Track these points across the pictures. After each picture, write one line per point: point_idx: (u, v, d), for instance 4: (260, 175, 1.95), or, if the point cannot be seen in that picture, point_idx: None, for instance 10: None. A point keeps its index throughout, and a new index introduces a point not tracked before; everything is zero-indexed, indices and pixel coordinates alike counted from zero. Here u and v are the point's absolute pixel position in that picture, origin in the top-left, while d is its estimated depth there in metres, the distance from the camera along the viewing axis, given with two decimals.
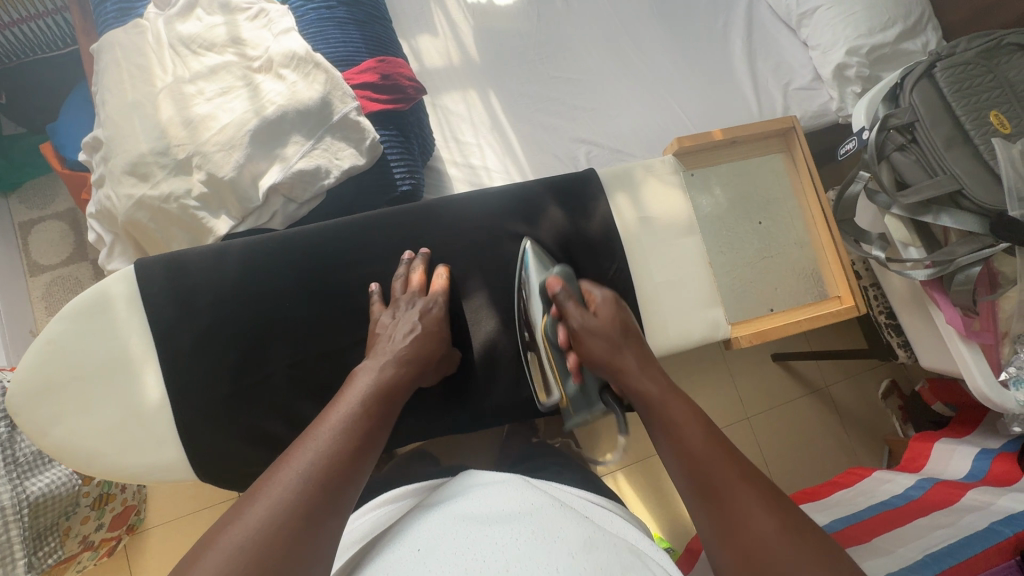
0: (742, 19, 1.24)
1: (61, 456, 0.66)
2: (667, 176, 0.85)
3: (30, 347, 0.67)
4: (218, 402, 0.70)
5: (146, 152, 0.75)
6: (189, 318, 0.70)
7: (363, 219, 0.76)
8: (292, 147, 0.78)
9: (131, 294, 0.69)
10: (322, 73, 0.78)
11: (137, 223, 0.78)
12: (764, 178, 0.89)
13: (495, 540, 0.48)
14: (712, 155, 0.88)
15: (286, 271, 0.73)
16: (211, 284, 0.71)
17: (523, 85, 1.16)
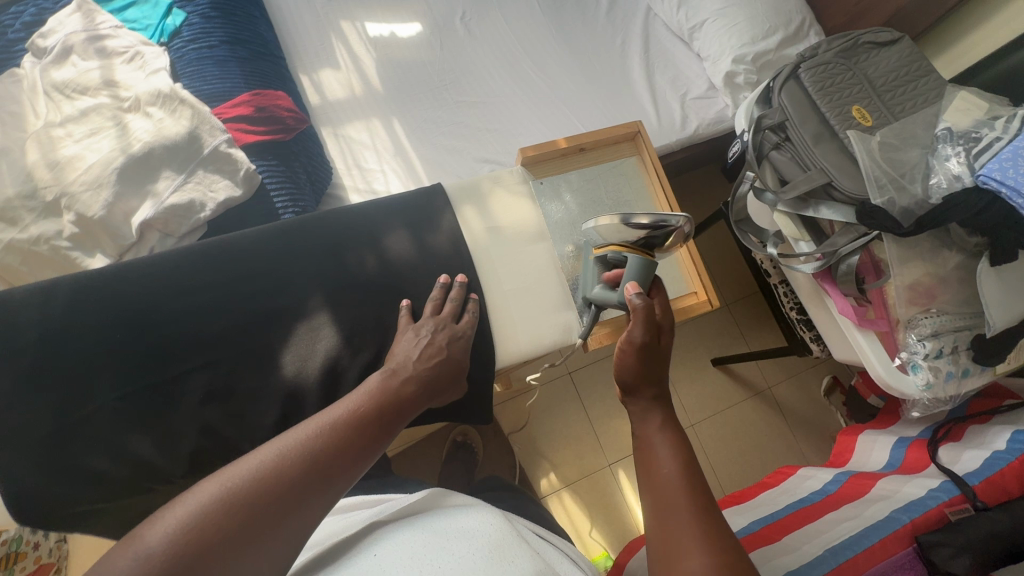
0: (639, 36, 1.29)
1: None
2: (515, 186, 0.85)
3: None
4: (58, 445, 0.67)
5: (12, 196, 0.76)
6: (21, 359, 0.67)
7: (225, 245, 0.76)
8: (163, 183, 0.78)
9: None
10: (188, 108, 0.79)
11: (7, 267, 0.77)
12: (615, 182, 0.91)
13: (415, 562, 0.47)
14: (562, 163, 0.90)
15: (133, 304, 0.72)
16: (48, 323, 0.69)
17: (427, 110, 1.18)
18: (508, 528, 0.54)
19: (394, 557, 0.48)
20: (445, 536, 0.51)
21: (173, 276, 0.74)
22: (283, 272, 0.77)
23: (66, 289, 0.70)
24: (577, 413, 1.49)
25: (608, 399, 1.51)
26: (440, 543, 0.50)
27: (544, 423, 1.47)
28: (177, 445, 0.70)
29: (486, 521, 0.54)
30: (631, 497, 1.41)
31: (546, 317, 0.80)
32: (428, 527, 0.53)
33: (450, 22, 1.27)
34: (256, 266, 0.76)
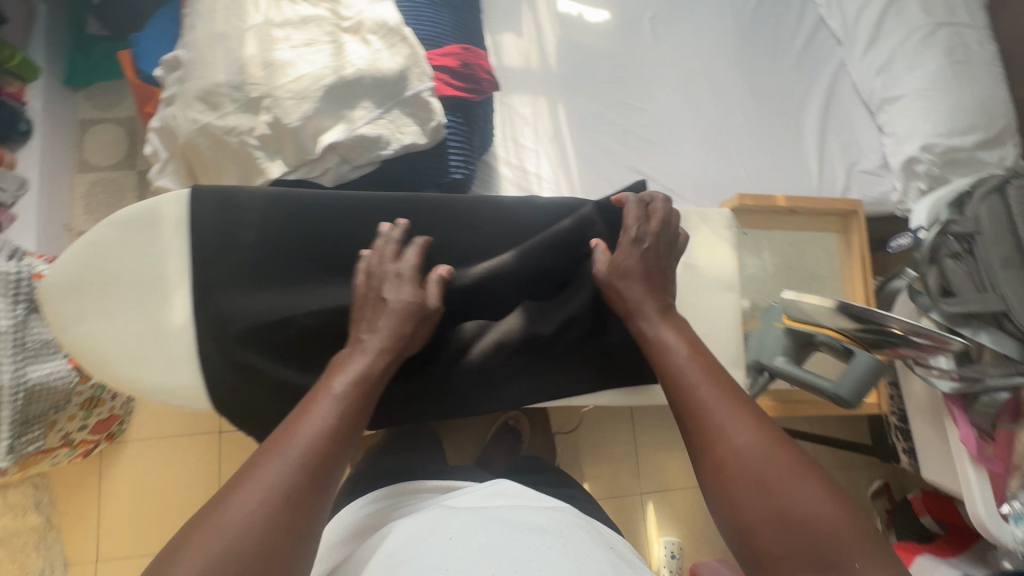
0: (823, 90, 1.23)
1: (78, 353, 0.68)
2: (721, 229, 0.73)
3: (70, 244, 0.68)
4: (251, 350, 0.70)
5: (221, 83, 0.78)
6: (231, 258, 0.69)
7: (421, 200, 0.74)
8: (360, 111, 0.79)
9: (181, 219, 0.69)
10: (406, 46, 0.79)
11: (196, 148, 0.80)
12: (813, 253, 0.87)
13: (491, 546, 0.57)
14: (769, 219, 0.86)
15: (337, 233, 0.72)
16: (258, 231, 0.70)
17: (593, 103, 1.16)
18: (574, 525, 0.65)
19: (465, 537, 0.58)
20: (518, 526, 0.61)
21: (367, 213, 0.72)
22: (462, 239, 0.76)
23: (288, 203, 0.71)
24: (625, 433, 1.49)
25: (658, 431, 1.51)
26: (508, 530, 0.60)
27: (593, 434, 1.47)
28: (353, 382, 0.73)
29: (560, 520, 0.64)
30: (653, 531, 1.42)
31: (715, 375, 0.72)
32: (495, 516, 0.63)
33: (638, 19, 1.22)
34: (459, 229, 0.76)
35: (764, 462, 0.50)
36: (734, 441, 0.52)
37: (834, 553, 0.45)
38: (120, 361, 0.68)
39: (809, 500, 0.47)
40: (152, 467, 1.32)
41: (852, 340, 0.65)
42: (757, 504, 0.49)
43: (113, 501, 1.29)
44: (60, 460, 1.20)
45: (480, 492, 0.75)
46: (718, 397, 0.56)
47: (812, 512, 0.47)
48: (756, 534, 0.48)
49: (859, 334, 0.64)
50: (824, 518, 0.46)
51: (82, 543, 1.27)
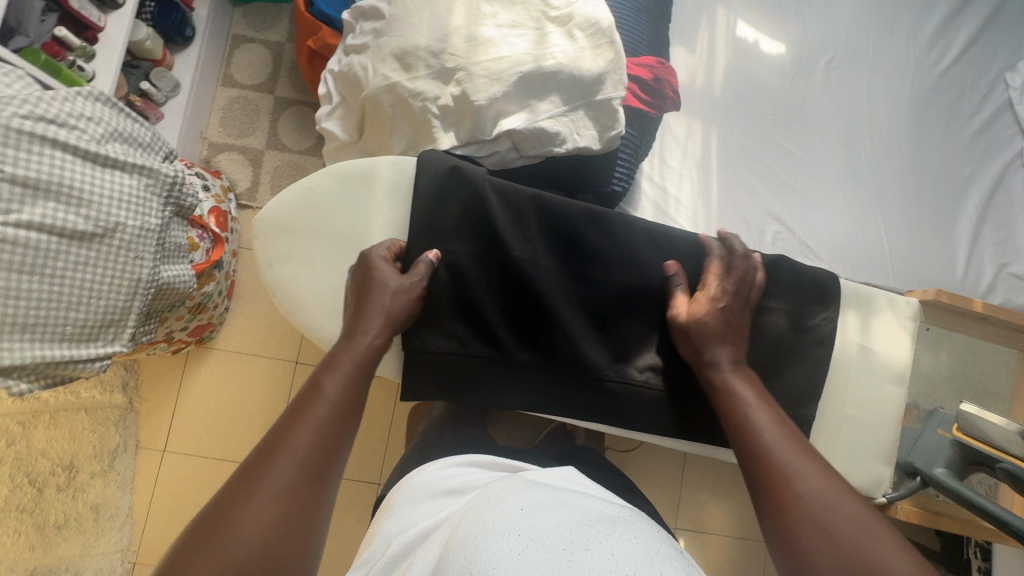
0: (993, 179, 1.15)
1: (270, 290, 0.72)
2: (904, 319, 0.76)
3: (290, 187, 0.73)
4: (450, 314, 0.71)
5: (421, 46, 0.78)
6: (449, 226, 0.72)
7: (628, 220, 0.76)
8: (545, 104, 0.78)
9: (394, 182, 0.73)
10: (612, 51, 0.77)
11: (378, 103, 0.81)
12: (987, 367, 0.83)
13: (563, 522, 0.55)
14: (956, 321, 0.82)
15: (550, 233, 0.74)
16: (482, 209, 0.72)
17: (748, 137, 1.12)
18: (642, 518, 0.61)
19: (534, 510, 0.57)
20: (590, 510, 0.58)
21: (582, 218, 0.74)
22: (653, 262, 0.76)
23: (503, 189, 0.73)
24: (674, 466, 1.48)
25: (706, 472, 1.49)
26: (576, 510, 0.58)
27: (643, 458, 1.47)
28: (535, 375, 0.73)
29: (634, 519, 0.59)
30: None
31: (863, 460, 0.73)
32: (565, 495, 0.61)
33: (814, 60, 1.17)
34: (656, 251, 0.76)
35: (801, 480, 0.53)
36: (779, 461, 0.55)
37: None
38: (304, 306, 0.71)
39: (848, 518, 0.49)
40: (226, 378, 1.38)
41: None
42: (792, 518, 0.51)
43: (188, 400, 1.36)
44: (156, 351, 1.27)
45: (552, 475, 0.72)
46: (781, 438, 0.57)
47: (853, 530, 0.48)
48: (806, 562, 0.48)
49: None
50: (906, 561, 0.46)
51: (154, 431, 1.34)
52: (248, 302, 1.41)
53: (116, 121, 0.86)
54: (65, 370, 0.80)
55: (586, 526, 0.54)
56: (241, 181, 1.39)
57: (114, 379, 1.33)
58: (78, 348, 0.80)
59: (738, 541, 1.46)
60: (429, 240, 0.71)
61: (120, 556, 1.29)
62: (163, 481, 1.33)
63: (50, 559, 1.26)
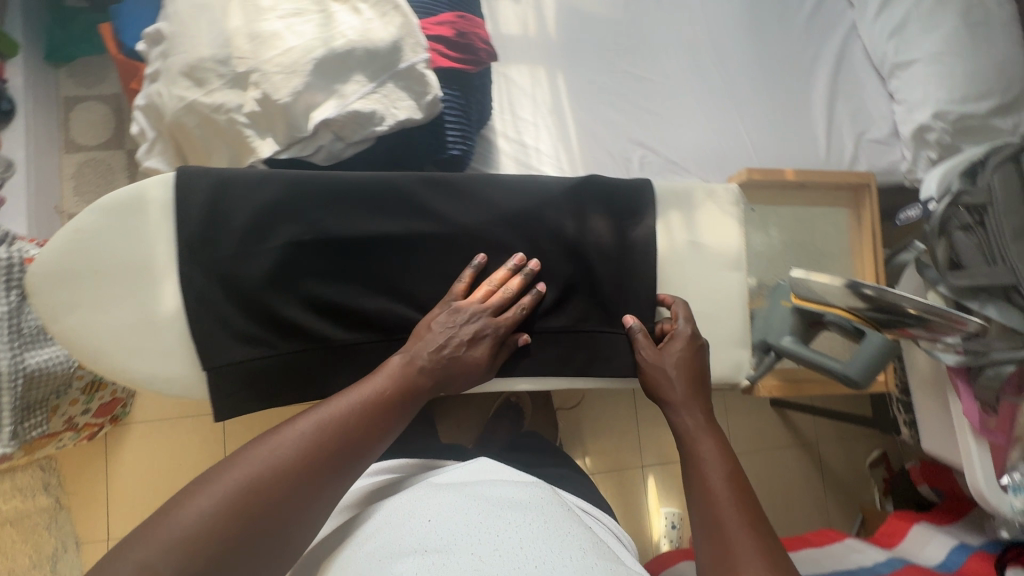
0: (834, 55, 1.19)
1: (66, 345, 0.64)
2: (728, 207, 0.78)
3: (56, 229, 0.64)
4: (253, 324, 0.67)
5: (206, 57, 0.74)
6: (226, 228, 0.65)
7: (424, 178, 0.71)
8: (352, 86, 0.75)
9: (167, 201, 0.65)
10: (400, 16, 0.75)
11: (183, 126, 0.78)
12: (824, 230, 0.90)
13: (466, 526, 0.54)
14: (779, 196, 0.88)
15: (338, 212, 0.68)
16: (258, 202, 0.66)
17: (593, 72, 1.11)
18: (550, 497, 0.61)
19: (446, 515, 0.56)
20: (498, 504, 0.58)
21: (370, 187, 0.69)
22: (464, 211, 0.71)
23: (279, 180, 0.67)
24: (625, 409, 1.49)
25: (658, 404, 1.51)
26: (485, 507, 0.57)
27: (593, 410, 1.48)
28: (358, 358, 0.69)
29: (542, 498, 0.60)
30: (653, 503, 1.45)
31: (720, 350, 0.75)
32: (475, 493, 0.60)
33: None
34: (466, 203, 0.72)
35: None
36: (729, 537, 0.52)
37: None
38: (109, 353, 0.64)
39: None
40: (154, 450, 1.32)
41: (863, 320, 0.68)
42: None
43: (119, 483, 1.30)
44: (65, 443, 1.20)
45: (465, 470, 0.71)
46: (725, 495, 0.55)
47: None
48: None
49: (870, 311, 0.67)
50: None
51: (93, 522, 1.29)
52: None
53: None
54: None
55: (490, 528, 0.53)
56: None
57: None
58: None
59: None
60: (211, 248, 0.65)
61: None
62: None
63: None
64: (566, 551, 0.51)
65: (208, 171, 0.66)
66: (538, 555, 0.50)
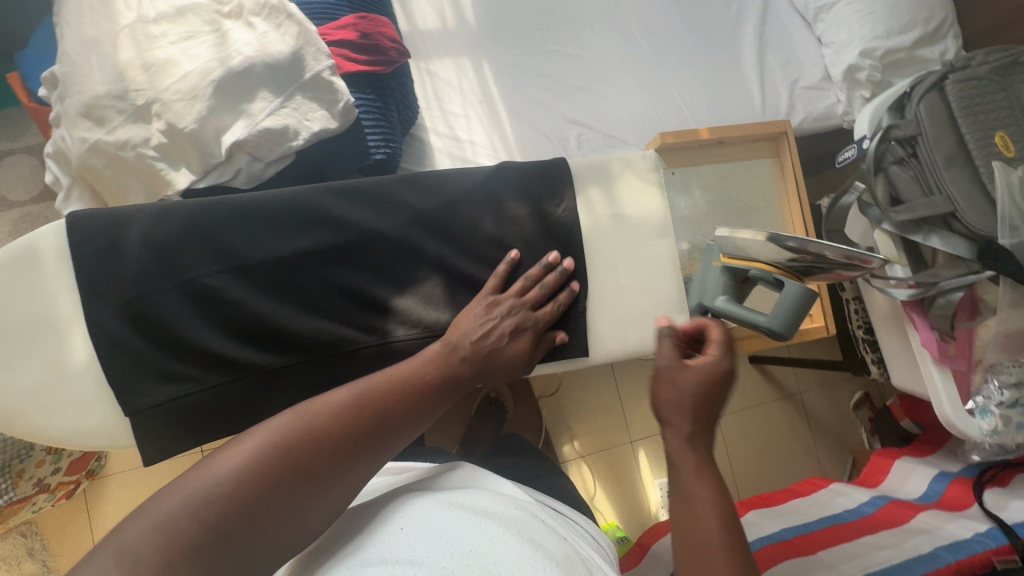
0: (758, 7, 1.18)
1: None
2: (646, 173, 0.78)
3: None
4: (179, 359, 0.66)
5: (102, 94, 0.72)
6: (130, 269, 0.64)
7: (336, 188, 0.70)
8: (258, 104, 0.73)
9: (61, 250, 0.63)
10: (295, 25, 0.73)
11: (92, 169, 0.75)
12: (747, 183, 0.89)
13: (447, 540, 0.45)
14: (696, 155, 0.87)
15: (250, 234, 0.68)
16: (159, 239, 0.65)
17: (519, 56, 1.10)
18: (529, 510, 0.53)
19: (424, 529, 0.46)
20: (482, 516, 0.49)
21: (279, 205, 0.69)
22: (376, 217, 0.71)
23: (185, 210, 0.66)
24: (607, 388, 1.49)
25: (639, 378, 1.51)
26: (469, 519, 0.48)
27: (574, 393, 1.47)
28: (292, 378, 0.69)
29: (525, 518, 0.51)
30: (647, 476, 1.45)
31: (657, 319, 0.78)
32: (460, 503, 0.51)
33: None
34: (383, 208, 0.72)
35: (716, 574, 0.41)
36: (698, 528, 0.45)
37: None
38: (24, 413, 0.62)
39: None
40: (136, 498, 1.30)
41: (784, 272, 0.68)
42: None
43: None
44: (42, 506, 1.18)
45: (448, 475, 0.61)
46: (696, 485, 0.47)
47: None
48: None
49: (789, 262, 0.67)
50: None
51: None
52: None
53: None
54: None
55: (473, 545, 0.44)
56: None
57: (17, 550, 1.23)
58: None
59: None
60: (117, 291, 0.64)
61: None
62: None
63: None
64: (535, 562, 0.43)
65: (109, 213, 0.64)
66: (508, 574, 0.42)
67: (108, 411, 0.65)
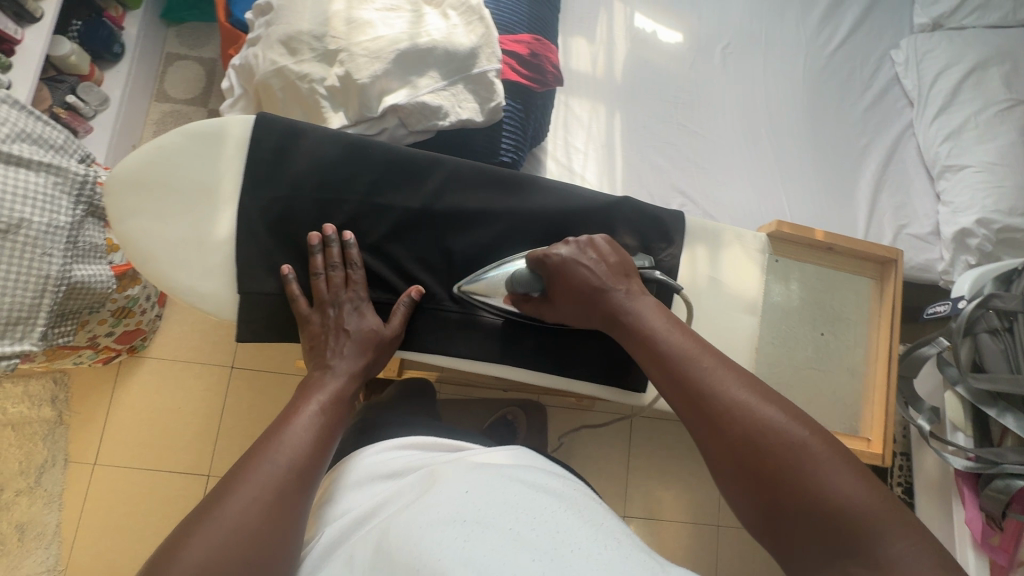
0: (886, 147, 1.21)
1: (123, 245, 0.71)
2: (752, 252, 0.85)
3: (142, 143, 0.72)
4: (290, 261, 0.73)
5: (304, 31, 0.82)
6: (289, 179, 0.72)
7: (474, 168, 0.78)
8: (425, 80, 0.82)
9: (242, 139, 0.72)
10: (482, 27, 0.83)
11: (268, 87, 0.85)
12: (846, 296, 0.90)
13: (501, 505, 0.56)
14: (806, 251, 0.88)
15: (388, 180, 0.75)
16: (316, 157, 0.73)
17: (650, 118, 1.17)
18: (583, 492, 0.65)
19: (478, 492, 0.58)
20: (534, 489, 0.60)
21: (422, 164, 0.76)
22: (496, 204, 0.78)
23: (345, 142, 0.74)
24: (619, 454, 1.46)
25: (654, 457, 1.48)
26: (517, 490, 0.59)
27: (585, 447, 1.45)
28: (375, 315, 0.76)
29: (577, 494, 0.62)
30: None
31: None
32: (511, 474, 0.62)
33: (711, 46, 1.23)
34: (505, 199, 0.78)
35: (788, 433, 0.51)
36: (743, 420, 0.52)
37: (861, 535, 0.46)
38: (158, 262, 0.71)
39: (844, 482, 0.48)
40: (159, 388, 1.36)
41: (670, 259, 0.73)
42: (781, 484, 0.49)
43: (119, 414, 1.34)
44: (82, 361, 1.25)
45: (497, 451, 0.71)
46: (716, 377, 0.55)
47: (836, 497, 0.47)
48: (782, 501, 0.49)
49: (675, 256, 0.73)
50: (874, 508, 0.46)
51: (84, 444, 1.32)
52: (182, 311, 1.40)
53: (24, 123, 0.95)
54: None
55: (523, 515, 0.55)
56: None
57: (41, 393, 1.31)
58: None
59: (690, 528, 1.44)
60: (270, 189, 0.72)
61: None
62: (93, 495, 1.30)
63: None
64: (597, 534, 0.54)
65: (279, 124, 0.73)
66: (574, 538, 0.53)
67: (221, 285, 0.72)
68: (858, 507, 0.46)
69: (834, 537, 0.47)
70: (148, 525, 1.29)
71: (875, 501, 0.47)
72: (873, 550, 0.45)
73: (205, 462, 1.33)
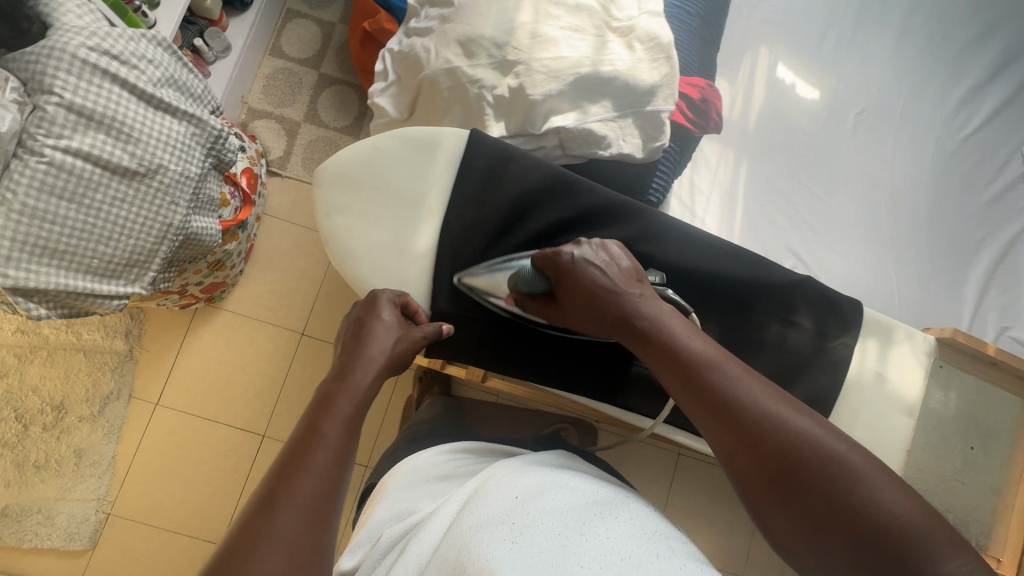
0: (1002, 244, 1.20)
1: (333, 230, 0.81)
2: (918, 353, 0.86)
3: (368, 144, 0.82)
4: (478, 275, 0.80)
5: (486, 36, 0.81)
6: (491, 209, 0.80)
7: (659, 219, 0.83)
8: (597, 108, 0.81)
9: (454, 153, 0.81)
10: (667, 67, 0.82)
11: (434, 84, 0.84)
12: (998, 411, 0.91)
13: (561, 519, 0.54)
14: (970, 363, 0.88)
15: (581, 216, 0.81)
16: (524, 184, 0.80)
17: (778, 173, 1.16)
18: (624, 495, 0.62)
19: (535, 498, 0.56)
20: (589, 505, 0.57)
21: (616, 208, 0.81)
22: (676, 257, 0.82)
23: (547, 175, 0.81)
24: (660, 488, 1.48)
25: (695, 499, 1.48)
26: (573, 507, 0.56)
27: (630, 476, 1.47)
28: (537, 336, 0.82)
29: (621, 499, 0.60)
30: None
31: None
32: (561, 484, 0.59)
33: (845, 109, 1.21)
34: (689, 254, 0.82)
35: (824, 443, 0.52)
36: (775, 431, 0.53)
37: (910, 548, 0.47)
38: (361, 252, 0.80)
39: (887, 495, 0.49)
40: (228, 340, 1.37)
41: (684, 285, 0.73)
42: (812, 495, 0.50)
43: (187, 359, 1.35)
44: (165, 303, 1.26)
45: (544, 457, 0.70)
46: (738, 383, 0.56)
47: (882, 508, 0.49)
48: (824, 514, 0.50)
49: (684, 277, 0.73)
50: (916, 519, 0.48)
51: (150, 382, 1.33)
52: (263, 269, 1.41)
53: (171, 67, 0.90)
54: (85, 303, 0.85)
55: (578, 533, 0.52)
56: (275, 148, 1.42)
57: (118, 325, 1.32)
58: (101, 282, 0.85)
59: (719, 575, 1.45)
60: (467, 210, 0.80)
61: (95, 506, 1.27)
62: (151, 433, 1.32)
63: (25, 498, 1.25)
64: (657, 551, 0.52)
65: None
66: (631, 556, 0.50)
67: (419, 295, 0.80)
68: (903, 520, 0.48)
69: (882, 551, 0.47)
70: (198, 472, 1.31)
71: (915, 513, 0.48)
72: (923, 561, 0.46)
73: (262, 422, 1.34)
